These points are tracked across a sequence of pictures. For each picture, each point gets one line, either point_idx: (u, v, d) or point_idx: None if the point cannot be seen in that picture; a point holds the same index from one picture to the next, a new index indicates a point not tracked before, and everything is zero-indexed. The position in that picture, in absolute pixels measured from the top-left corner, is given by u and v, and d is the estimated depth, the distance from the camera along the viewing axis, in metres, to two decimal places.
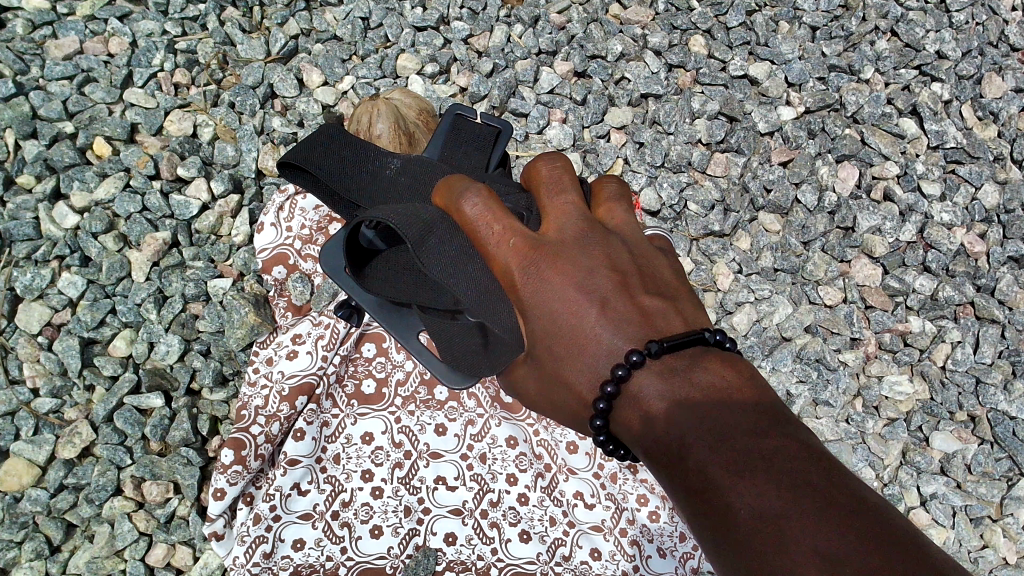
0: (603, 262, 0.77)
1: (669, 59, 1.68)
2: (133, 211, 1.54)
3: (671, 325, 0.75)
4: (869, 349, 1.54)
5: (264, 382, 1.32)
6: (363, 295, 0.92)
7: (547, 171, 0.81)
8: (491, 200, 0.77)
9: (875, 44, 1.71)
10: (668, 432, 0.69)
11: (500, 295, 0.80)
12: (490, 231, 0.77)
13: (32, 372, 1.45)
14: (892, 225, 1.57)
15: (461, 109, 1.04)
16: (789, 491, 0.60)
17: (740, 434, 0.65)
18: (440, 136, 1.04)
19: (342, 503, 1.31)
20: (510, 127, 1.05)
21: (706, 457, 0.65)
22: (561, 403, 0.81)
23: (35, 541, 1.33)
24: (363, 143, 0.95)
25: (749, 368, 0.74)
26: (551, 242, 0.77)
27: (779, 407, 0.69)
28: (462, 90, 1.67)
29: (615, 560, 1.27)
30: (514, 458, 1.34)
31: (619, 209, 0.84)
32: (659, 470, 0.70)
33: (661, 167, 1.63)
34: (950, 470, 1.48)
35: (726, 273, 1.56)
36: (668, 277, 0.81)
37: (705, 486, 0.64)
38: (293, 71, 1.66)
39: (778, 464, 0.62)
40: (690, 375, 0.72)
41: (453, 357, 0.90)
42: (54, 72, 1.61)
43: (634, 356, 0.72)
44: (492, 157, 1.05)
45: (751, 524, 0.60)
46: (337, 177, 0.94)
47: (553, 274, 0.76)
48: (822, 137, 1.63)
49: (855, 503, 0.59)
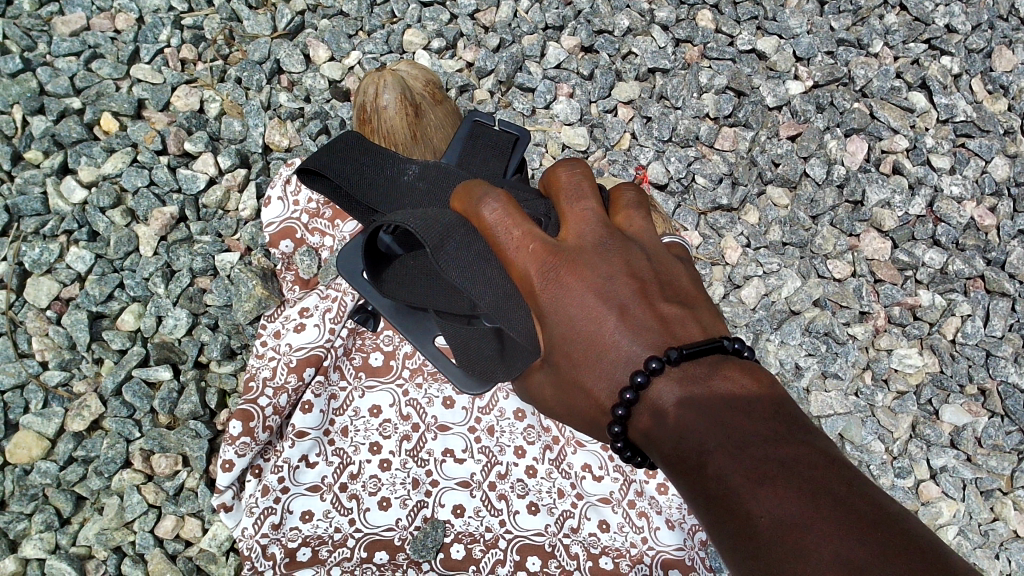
0: (622, 269, 0.77)
1: (677, 33, 1.67)
2: (141, 186, 1.54)
3: (690, 332, 0.74)
4: (878, 322, 1.52)
5: (272, 353, 1.31)
6: (380, 300, 0.98)
7: (567, 177, 0.81)
8: (510, 207, 0.77)
9: (884, 18, 1.70)
10: (685, 439, 0.69)
11: (518, 299, 0.81)
12: (509, 236, 0.77)
13: (41, 346, 1.46)
14: (901, 199, 1.56)
15: (478, 117, 1.07)
16: (809, 499, 0.60)
17: (759, 442, 0.65)
18: (458, 143, 1.06)
19: (350, 475, 1.31)
20: (529, 135, 1.06)
21: (726, 464, 0.65)
22: (578, 408, 0.81)
23: (45, 513, 1.35)
24: (384, 150, 0.96)
25: (769, 377, 0.73)
26: (570, 248, 0.77)
27: (799, 417, 0.68)
28: (469, 66, 1.68)
29: (624, 531, 1.27)
30: (523, 431, 1.33)
31: (637, 216, 0.83)
32: (676, 477, 0.70)
33: (669, 141, 1.63)
34: (961, 443, 1.47)
35: (735, 247, 1.55)
36: (686, 286, 0.81)
37: (724, 493, 0.64)
38: (299, 47, 1.65)
39: (800, 472, 0.61)
40: (710, 383, 0.71)
41: (468, 363, 0.93)
42: (61, 48, 1.62)
43: (653, 362, 0.71)
44: (511, 163, 1.05)
45: (770, 531, 0.60)
46: (356, 184, 0.94)
47: (572, 280, 0.76)
48: (830, 112, 1.63)
49: (876, 513, 0.58)
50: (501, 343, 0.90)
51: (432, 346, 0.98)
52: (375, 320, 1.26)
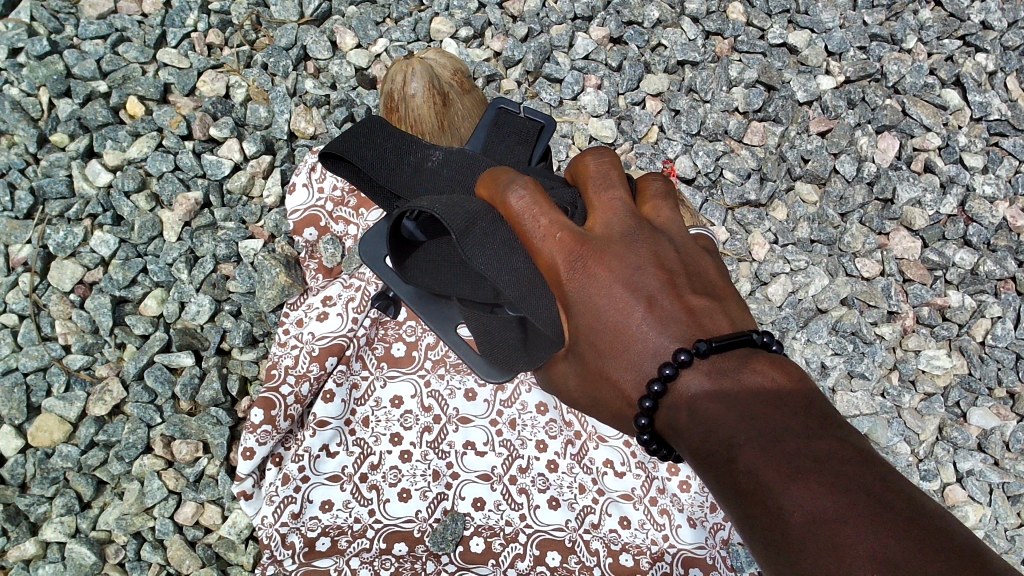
0: (651, 260, 0.75)
1: (707, 25, 1.65)
2: (166, 170, 1.53)
3: (718, 325, 0.74)
4: (906, 322, 1.50)
5: (294, 342, 1.31)
6: (401, 286, 0.96)
7: (595, 167, 0.80)
8: (537, 194, 0.75)
9: (919, 13, 1.67)
10: (714, 433, 0.68)
11: (544, 288, 0.79)
12: (536, 225, 0.75)
13: (64, 329, 1.46)
14: (933, 198, 1.54)
15: (504, 103, 1.04)
16: (843, 494, 0.59)
17: (791, 437, 0.63)
18: (483, 129, 1.03)
19: (370, 466, 1.30)
20: (554, 123, 1.05)
21: (757, 459, 0.63)
22: (603, 399, 0.80)
23: (66, 496, 1.35)
24: (408, 136, 0.95)
25: (799, 371, 0.72)
26: (598, 238, 0.76)
27: (829, 411, 0.67)
28: (496, 55, 1.66)
29: (644, 529, 1.25)
30: (544, 425, 1.32)
31: (665, 208, 0.82)
32: (704, 471, 0.69)
33: (697, 135, 1.61)
34: (988, 447, 1.44)
35: (762, 244, 1.54)
36: (714, 279, 0.79)
37: (755, 488, 0.63)
38: (327, 33, 1.65)
39: (834, 467, 0.60)
40: (739, 376, 0.70)
41: (489, 350, 0.92)
42: (89, 31, 1.61)
43: (681, 354, 0.70)
44: (535, 152, 1.04)
45: (804, 527, 0.59)
46: (378, 168, 0.93)
47: (599, 270, 0.74)
48: (862, 108, 1.60)
49: (913, 508, 0.57)
50: (525, 331, 0.90)
51: (455, 335, 0.97)
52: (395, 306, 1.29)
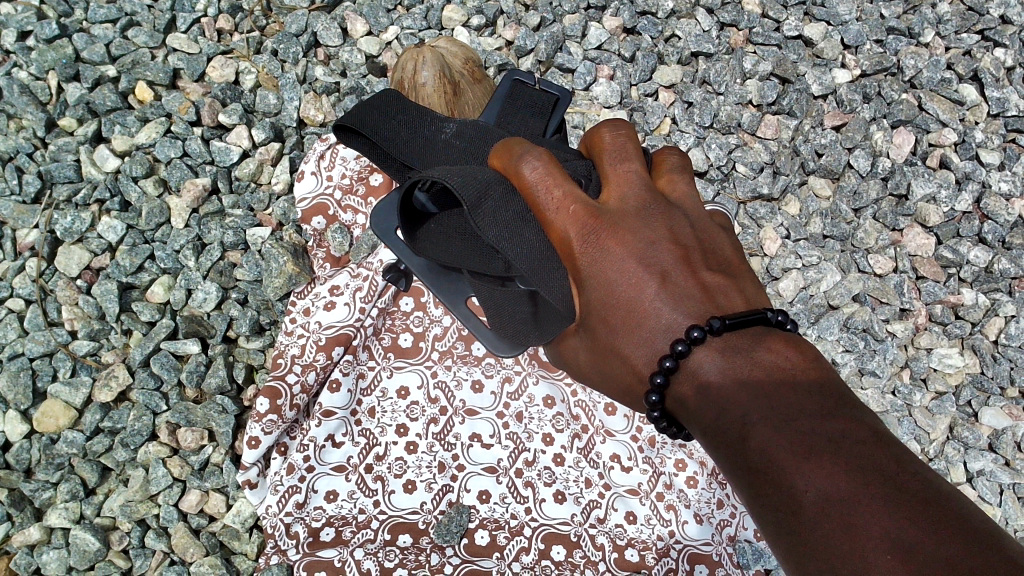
0: (665, 235, 0.74)
1: (722, 16, 1.63)
2: (173, 157, 1.53)
3: (732, 304, 0.72)
4: (919, 320, 1.48)
5: (301, 331, 1.29)
6: (413, 258, 0.95)
7: (610, 138, 0.78)
8: (553, 166, 0.73)
9: (937, 7, 1.63)
10: (728, 411, 0.66)
11: (557, 262, 0.77)
12: (549, 196, 0.73)
13: (71, 315, 1.46)
14: (948, 194, 1.52)
15: (518, 77, 1.01)
16: (857, 475, 0.57)
17: (806, 416, 0.62)
18: (497, 102, 1.00)
19: (376, 457, 1.29)
20: (570, 94, 1.01)
21: (770, 438, 0.62)
22: (614, 375, 0.79)
23: (70, 483, 1.35)
24: (421, 108, 0.92)
25: (814, 350, 0.71)
26: (612, 212, 0.74)
27: (844, 390, 0.66)
28: (508, 44, 1.65)
29: (651, 524, 1.24)
30: (551, 418, 1.31)
31: (680, 181, 0.80)
32: (714, 447, 0.68)
33: (710, 128, 1.59)
34: (999, 447, 1.43)
35: (774, 238, 1.52)
36: (729, 255, 0.78)
37: (767, 468, 0.61)
38: (337, 20, 1.63)
39: (848, 448, 0.59)
40: (753, 355, 0.68)
41: (503, 323, 0.93)
42: (98, 15, 1.61)
43: (695, 331, 0.69)
44: (550, 124, 1.01)
45: (818, 507, 0.58)
46: (390, 139, 0.91)
47: (613, 245, 0.73)
48: (877, 102, 1.58)
49: (927, 491, 0.56)
50: (535, 306, 0.89)
51: (465, 307, 0.96)
52: (406, 279, 1.20)
